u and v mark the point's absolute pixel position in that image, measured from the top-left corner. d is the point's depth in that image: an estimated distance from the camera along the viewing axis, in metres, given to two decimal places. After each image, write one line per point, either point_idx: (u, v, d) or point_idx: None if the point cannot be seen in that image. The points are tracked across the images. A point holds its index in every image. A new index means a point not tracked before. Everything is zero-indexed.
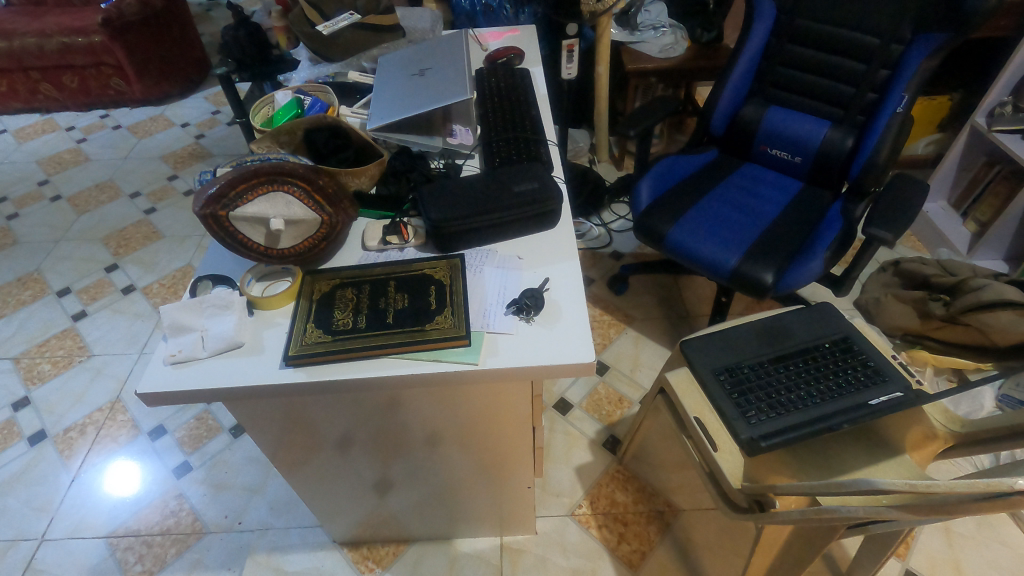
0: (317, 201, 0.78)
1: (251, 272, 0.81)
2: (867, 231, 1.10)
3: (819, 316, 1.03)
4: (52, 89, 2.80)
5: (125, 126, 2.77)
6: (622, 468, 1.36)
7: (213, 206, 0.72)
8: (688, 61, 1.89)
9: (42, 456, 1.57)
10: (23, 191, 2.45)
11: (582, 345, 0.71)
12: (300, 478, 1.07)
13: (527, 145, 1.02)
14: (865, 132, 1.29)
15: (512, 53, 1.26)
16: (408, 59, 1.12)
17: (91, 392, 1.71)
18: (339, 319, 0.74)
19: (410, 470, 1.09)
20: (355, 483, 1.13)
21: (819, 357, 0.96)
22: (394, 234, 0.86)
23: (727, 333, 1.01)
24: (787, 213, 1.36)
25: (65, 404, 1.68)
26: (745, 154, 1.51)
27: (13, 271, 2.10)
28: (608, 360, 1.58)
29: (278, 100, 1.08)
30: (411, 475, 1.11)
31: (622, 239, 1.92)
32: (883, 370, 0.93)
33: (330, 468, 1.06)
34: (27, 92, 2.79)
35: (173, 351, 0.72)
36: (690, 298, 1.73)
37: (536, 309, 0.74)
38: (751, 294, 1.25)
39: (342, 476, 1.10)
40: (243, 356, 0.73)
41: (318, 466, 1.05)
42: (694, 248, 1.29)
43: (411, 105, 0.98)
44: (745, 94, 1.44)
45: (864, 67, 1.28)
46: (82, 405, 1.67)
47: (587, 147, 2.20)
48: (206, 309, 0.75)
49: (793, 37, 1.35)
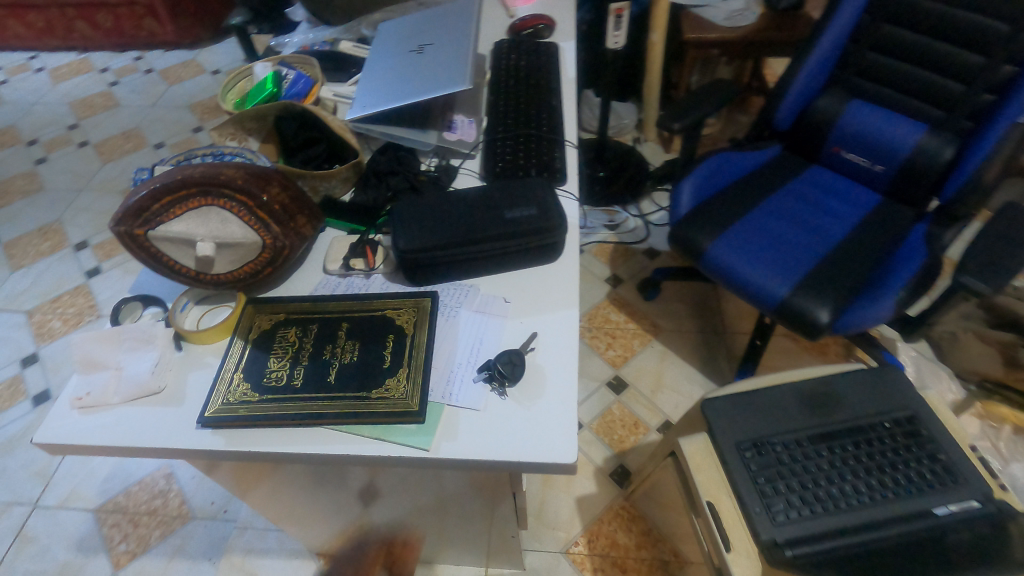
0: (261, 219, 0.64)
1: (188, 294, 0.69)
2: (955, 279, 0.88)
3: (881, 382, 0.83)
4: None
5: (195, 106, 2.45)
6: (627, 505, 1.23)
7: (130, 222, 0.59)
8: (759, 32, 1.61)
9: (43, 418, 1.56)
10: (53, 135, 2.41)
11: (562, 439, 0.56)
12: (278, 479, 0.82)
13: (536, 148, 0.85)
14: (970, 143, 1.04)
15: (540, 24, 1.06)
16: (409, 30, 0.94)
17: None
18: (272, 372, 0.61)
19: (401, 478, 0.81)
20: (338, 489, 0.90)
21: (875, 441, 0.78)
22: (360, 258, 0.72)
23: (763, 396, 0.82)
24: (857, 234, 1.13)
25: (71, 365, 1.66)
26: (812, 155, 1.27)
27: (36, 219, 2.08)
28: (627, 376, 1.42)
29: (256, 73, 0.92)
30: (400, 485, 0.85)
31: (660, 234, 1.72)
32: (956, 467, 0.74)
33: (305, 473, 0.79)
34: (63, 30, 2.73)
35: (80, 393, 0.61)
36: (730, 311, 1.52)
37: (508, 381, 0.59)
38: (799, 333, 1.04)
39: (319, 479, 0.84)
40: (158, 405, 0.61)
41: (290, 472, 0.78)
42: (737, 271, 1.09)
43: (400, 92, 0.81)
44: (822, 83, 1.19)
45: (981, 60, 1.02)
46: None
47: (633, 124, 1.96)
48: (125, 342, 0.64)
49: (893, 16, 1.09)
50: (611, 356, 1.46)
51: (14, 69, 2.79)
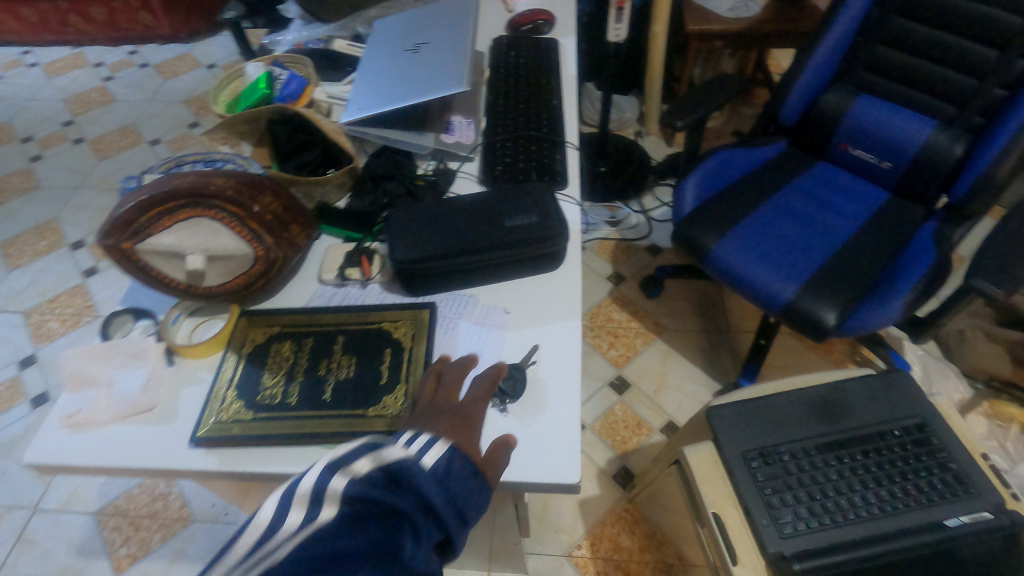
0: (253, 230, 0.62)
1: (179, 306, 0.67)
2: (967, 280, 0.86)
3: (891, 388, 0.82)
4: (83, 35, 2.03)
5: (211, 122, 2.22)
6: (631, 508, 1.21)
7: (117, 236, 0.57)
8: (763, 23, 1.57)
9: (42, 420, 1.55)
10: (48, 132, 2.38)
11: (565, 457, 0.55)
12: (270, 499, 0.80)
13: (537, 150, 0.83)
14: (982, 140, 1.01)
15: (540, 19, 1.03)
16: (406, 28, 0.91)
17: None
18: (267, 388, 0.59)
19: None
20: None
21: (884, 450, 0.77)
22: (355, 267, 0.70)
23: (770, 403, 0.81)
24: (865, 233, 1.11)
25: None
26: (818, 151, 1.25)
27: (33, 218, 2.06)
28: (629, 376, 1.40)
29: (248, 73, 0.89)
30: None
31: (662, 230, 1.69)
32: (967, 476, 0.73)
33: None
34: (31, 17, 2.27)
35: (69, 411, 0.59)
36: (734, 309, 1.50)
37: (508, 396, 0.58)
38: (806, 335, 1.02)
39: None
40: (150, 423, 0.59)
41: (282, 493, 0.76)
42: (742, 271, 1.07)
43: (395, 93, 0.78)
44: (829, 78, 1.16)
45: (996, 55, 0.99)
46: None
47: (634, 118, 1.93)
48: (116, 358, 0.62)
49: (904, 8, 1.06)
50: (613, 356, 1.44)
51: (7, 64, 2.75)
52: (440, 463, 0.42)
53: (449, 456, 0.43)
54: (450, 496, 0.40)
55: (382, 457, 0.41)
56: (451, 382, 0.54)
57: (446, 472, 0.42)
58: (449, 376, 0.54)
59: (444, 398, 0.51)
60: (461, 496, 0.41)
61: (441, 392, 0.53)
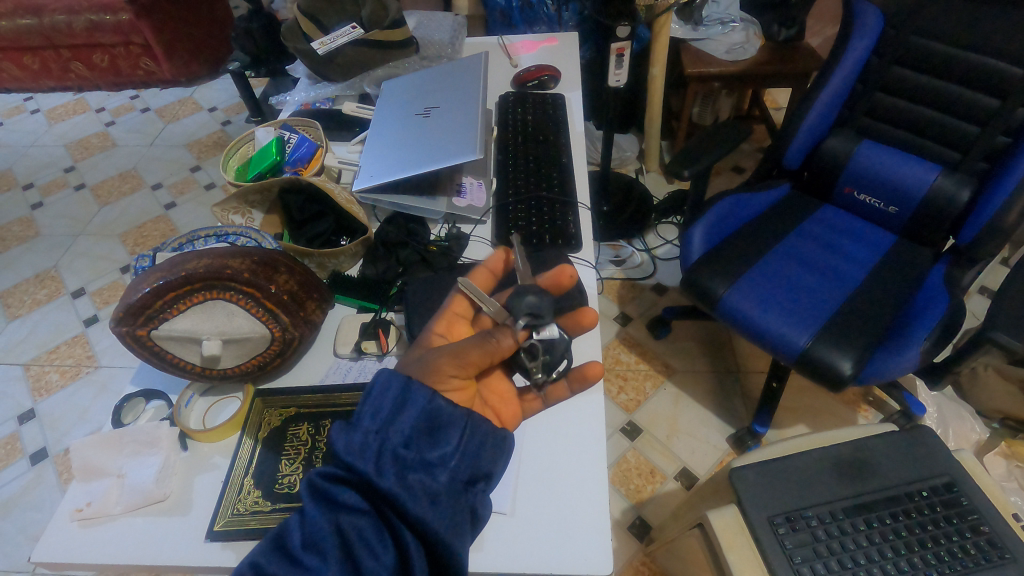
0: (271, 310, 0.62)
1: (192, 386, 0.66)
2: (983, 333, 0.86)
3: (916, 446, 0.80)
4: (152, 65, 2.25)
5: (220, 184, 1.96)
6: (648, 561, 1.18)
7: (133, 322, 0.56)
8: (759, 64, 1.59)
9: (42, 478, 1.34)
10: (48, 178, 2.10)
11: (597, 547, 0.54)
12: None
13: (548, 213, 0.84)
14: (989, 185, 1.02)
15: (546, 75, 1.05)
16: (416, 90, 0.92)
17: (97, 410, 1.45)
18: (285, 477, 0.58)
19: None
20: None
21: (914, 512, 0.76)
22: (372, 340, 0.70)
23: (794, 463, 0.79)
24: (873, 279, 1.10)
25: (69, 420, 1.44)
26: (822, 194, 1.26)
27: (31, 267, 1.81)
28: (640, 421, 1.38)
29: (258, 139, 0.89)
30: None
31: (666, 269, 1.68)
32: (1000, 541, 0.72)
33: None
34: (128, 70, 2.27)
35: (80, 505, 0.57)
36: (743, 349, 1.49)
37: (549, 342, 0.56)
38: (823, 385, 0.99)
39: None
40: (163, 516, 0.57)
41: None
42: (756, 321, 1.05)
43: (405, 161, 0.78)
44: (831, 123, 1.17)
45: (997, 104, 1.01)
46: (88, 425, 1.42)
47: (635, 155, 1.94)
48: (127, 446, 0.61)
49: (904, 58, 1.09)
50: (624, 401, 1.42)
51: (8, 112, 2.45)
52: (439, 402, 0.53)
53: (465, 410, 0.54)
54: (382, 453, 0.49)
55: (375, 406, 0.52)
56: (486, 359, 0.54)
57: (436, 414, 0.53)
58: (487, 332, 0.55)
59: (456, 394, 0.57)
60: (390, 467, 0.49)
61: (459, 370, 0.55)
